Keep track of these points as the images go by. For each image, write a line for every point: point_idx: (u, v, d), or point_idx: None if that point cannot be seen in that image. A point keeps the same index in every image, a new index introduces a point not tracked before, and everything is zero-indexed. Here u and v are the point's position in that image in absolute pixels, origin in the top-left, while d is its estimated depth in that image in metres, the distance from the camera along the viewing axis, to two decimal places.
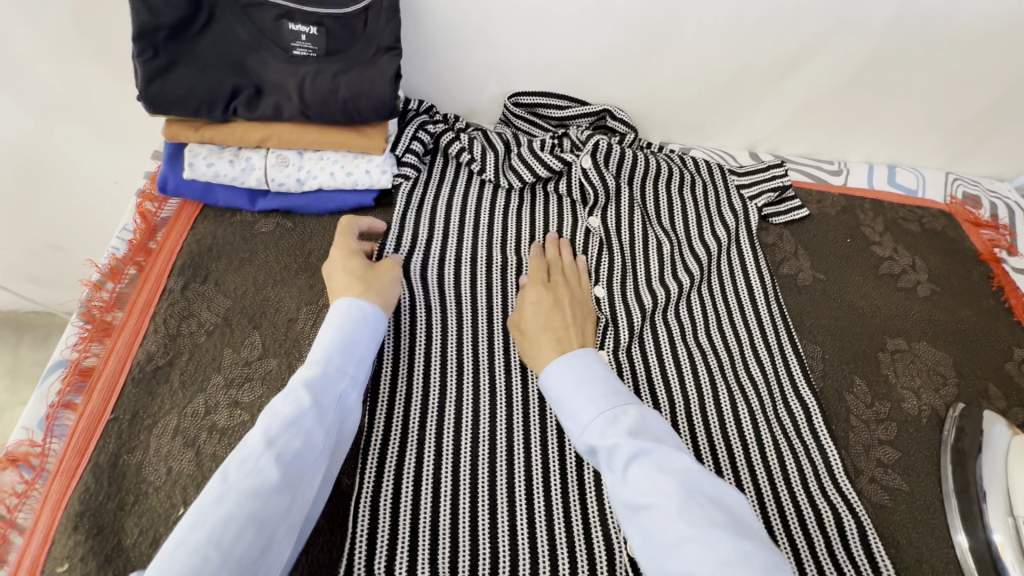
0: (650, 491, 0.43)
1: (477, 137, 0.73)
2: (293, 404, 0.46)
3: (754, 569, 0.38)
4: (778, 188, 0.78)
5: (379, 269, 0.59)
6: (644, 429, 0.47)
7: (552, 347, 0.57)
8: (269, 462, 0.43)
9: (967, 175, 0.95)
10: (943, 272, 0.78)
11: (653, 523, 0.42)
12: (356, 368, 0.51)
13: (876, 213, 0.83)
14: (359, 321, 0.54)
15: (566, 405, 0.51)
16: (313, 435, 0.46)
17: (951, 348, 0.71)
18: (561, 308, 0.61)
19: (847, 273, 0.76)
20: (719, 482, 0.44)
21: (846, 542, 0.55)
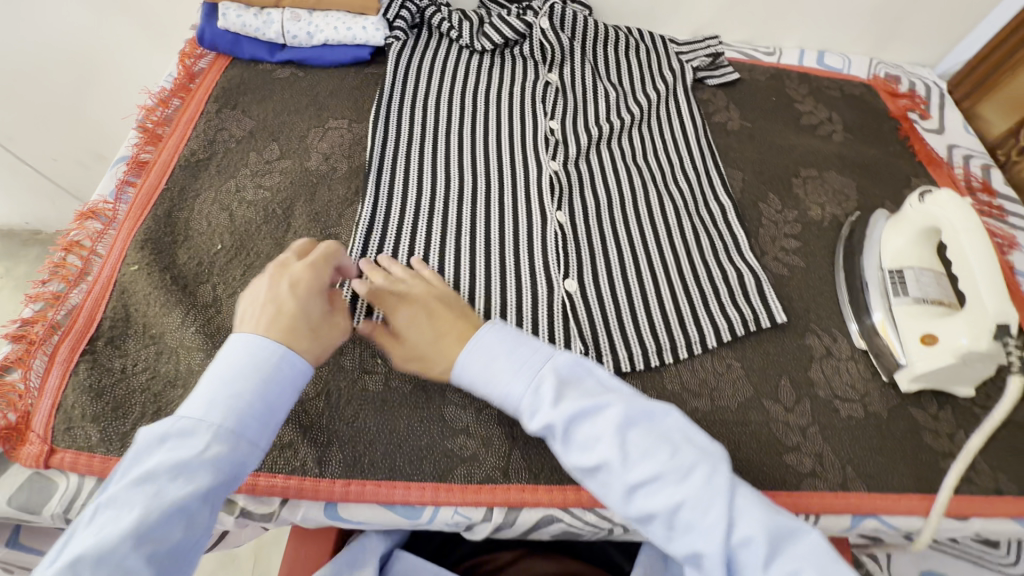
0: (598, 453, 0.47)
1: (455, 12, 0.86)
2: (179, 483, 0.39)
3: (698, 492, 0.44)
4: (712, 55, 0.92)
5: (323, 324, 0.52)
6: (566, 394, 0.49)
7: (457, 343, 0.54)
8: (138, 560, 0.36)
9: (892, 61, 1.07)
10: (857, 124, 0.91)
11: (607, 481, 0.47)
12: (260, 430, 0.45)
13: (801, 81, 0.97)
14: (281, 370, 0.46)
15: (490, 386, 0.51)
16: (197, 519, 0.40)
17: (856, 176, 0.84)
18: (436, 310, 0.56)
19: (771, 122, 0.89)
20: (647, 409, 0.49)
21: (744, 290, 0.68)
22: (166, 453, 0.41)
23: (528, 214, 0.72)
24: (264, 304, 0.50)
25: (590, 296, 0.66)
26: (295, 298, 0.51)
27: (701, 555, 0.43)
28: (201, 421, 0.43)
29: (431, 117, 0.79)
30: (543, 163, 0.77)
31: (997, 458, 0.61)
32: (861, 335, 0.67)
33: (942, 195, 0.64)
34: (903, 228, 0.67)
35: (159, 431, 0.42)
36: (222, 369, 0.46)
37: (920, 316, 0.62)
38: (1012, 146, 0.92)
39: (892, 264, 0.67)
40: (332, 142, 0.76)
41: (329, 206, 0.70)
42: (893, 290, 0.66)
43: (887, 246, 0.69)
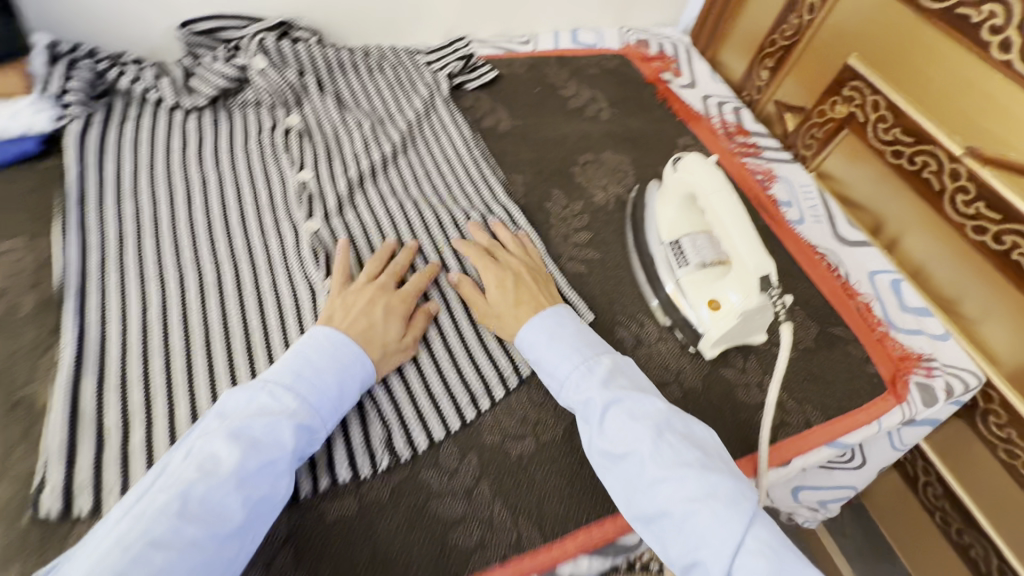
0: (629, 441, 0.50)
1: (149, 68, 0.74)
2: (271, 439, 0.46)
3: (717, 501, 0.46)
4: (464, 58, 0.88)
5: (395, 346, 0.58)
6: (615, 382, 0.55)
7: (529, 312, 0.61)
8: (235, 502, 0.42)
9: (638, 26, 1.11)
10: (619, 97, 0.93)
11: (628, 469, 0.50)
12: (334, 407, 0.51)
13: (560, 66, 0.96)
14: (352, 363, 0.53)
15: (547, 363, 0.57)
16: (281, 479, 0.45)
17: (630, 151, 0.86)
18: (522, 282, 0.64)
19: (540, 115, 0.87)
20: (687, 421, 0.53)
21: None
22: (282, 404, 0.48)
23: (292, 290, 0.62)
24: (358, 315, 0.57)
25: (385, 367, 0.58)
26: (385, 321, 0.58)
27: (701, 563, 0.45)
28: (288, 387, 0.50)
29: (148, 204, 0.65)
30: (299, 225, 0.67)
31: (801, 392, 0.64)
32: (662, 311, 0.67)
33: (691, 162, 0.66)
34: (669, 198, 0.68)
35: (244, 393, 0.48)
36: (313, 356, 0.52)
37: (703, 281, 0.64)
38: (752, 85, 1.00)
39: (671, 236, 0.68)
40: (4, 274, 0.58)
41: (11, 363, 0.53)
42: (676, 262, 0.66)
43: (663, 218, 0.69)
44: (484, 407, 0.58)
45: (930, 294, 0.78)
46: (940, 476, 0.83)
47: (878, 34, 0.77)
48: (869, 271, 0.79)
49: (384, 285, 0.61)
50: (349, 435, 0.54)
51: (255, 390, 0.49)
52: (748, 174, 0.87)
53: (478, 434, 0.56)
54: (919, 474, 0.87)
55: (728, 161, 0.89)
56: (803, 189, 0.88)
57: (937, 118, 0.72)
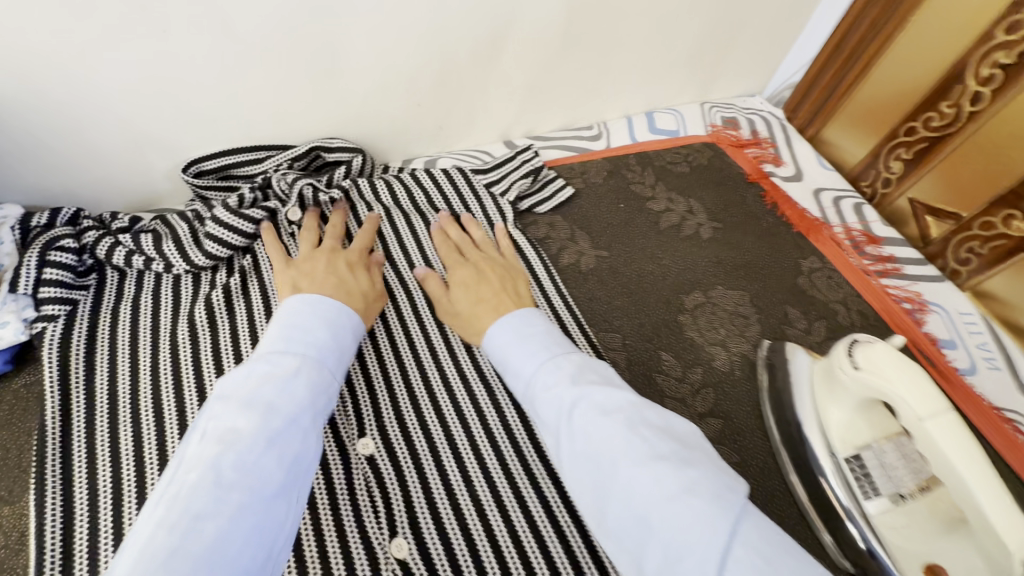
0: (598, 443, 0.39)
1: (148, 231, 0.58)
2: (286, 398, 0.40)
3: (707, 502, 0.34)
4: (531, 173, 0.71)
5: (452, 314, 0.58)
6: (586, 376, 0.44)
7: (490, 314, 0.55)
8: (272, 461, 0.37)
9: (722, 100, 0.94)
10: (719, 206, 0.76)
11: (603, 473, 0.38)
12: (336, 362, 0.47)
13: (643, 167, 0.79)
14: (343, 322, 0.50)
15: (512, 368, 0.48)
16: (311, 434, 0.40)
17: (745, 284, 0.68)
18: (487, 283, 0.58)
19: (628, 241, 0.71)
20: (664, 413, 0.41)
21: None
22: (289, 365, 0.43)
23: (345, 558, 0.46)
24: (327, 278, 0.54)
25: None
26: (353, 275, 0.57)
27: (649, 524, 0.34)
28: (285, 352, 0.44)
29: (154, 434, 0.50)
30: (348, 446, 0.52)
31: None
32: (840, 552, 0.50)
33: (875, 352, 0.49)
34: (840, 397, 0.52)
35: (247, 365, 0.42)
36: (318, 315, 0.49)
37: (908, 525, 0.48)
38: (876, 175, 0.82)
39: (846, 447, 0.52)
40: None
41: None
42: (861, 489, 0.51)
43: (828, 416, 0.53)
44: None
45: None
46: None
47: None
48: None
49: (342, 252, 0.59)
50: (363, 441, 0.52)
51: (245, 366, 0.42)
52: (896, 307, 0.69)
53: None
54: None
55: (869, 289, 0.70)
56: (965, 321, 0.70)
57: None
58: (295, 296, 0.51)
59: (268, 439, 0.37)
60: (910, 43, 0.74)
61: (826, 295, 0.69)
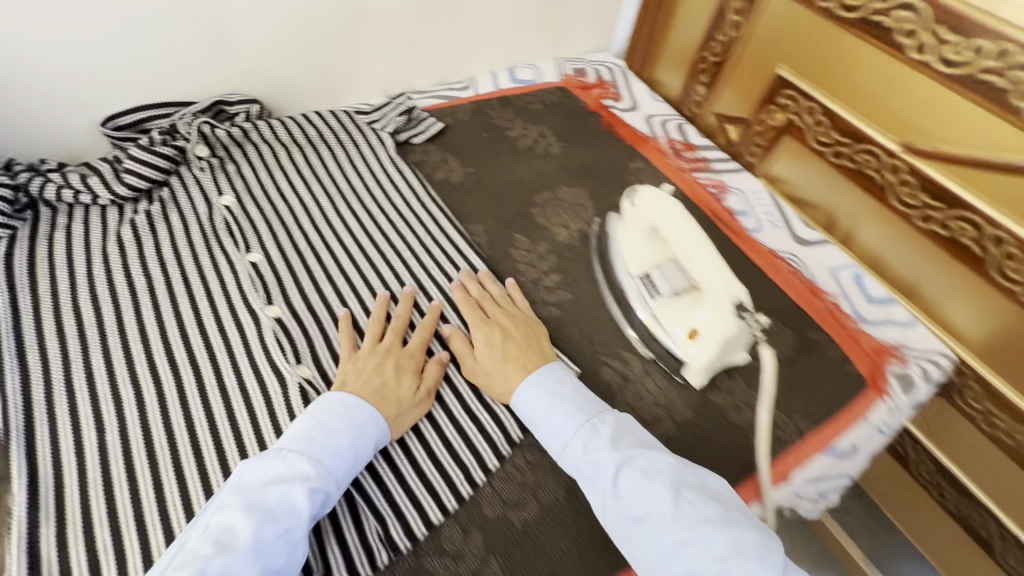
0: (646, 502, 0.49)
1: (74, 172, 0.70)
2: (286, 508, 0.46)
3: (748, 557, 0.43)
4: (405, 113, 0.88)
5: (409, 401, 0.58)
6: (621, 439, 0.54)
7: (518, 372, 0.60)
8: (254, 575, 0.42)
9: (572, 56, 1.13)
10: (566, 130, 0.94)
11: (646, 536, 0.48)
12: (348, 470, 0.52)
13: (504, 106, 0.96)
14: (369, 427, 0.54)
15: (546, 428, 0.56)
16: (297, 547, 0.46)
17: (585, 183, 0.86)
18: (509, 338, 0.64)
19: (490, 160, 0.87)
20: (700, 474, 0.52)
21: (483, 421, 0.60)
22: (296, 476, 0.49)
23: (261, 385, 0.59)
24: (371, 374, 0.59)
25: None
26: (397, 378, 0.59)
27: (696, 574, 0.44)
28: (302, 454, 0.50)
29: (91, 317, 0.61)
30: (259, 312, 0.65)
31: (790, 404, 0.65)
32: (642, 343, 0.67)
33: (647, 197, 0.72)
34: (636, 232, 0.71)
35: (261, 463, 0.49)
36: (330, 414, 0.54)
37: (677, 309, 0.65)
38: (691, 101, 1.02)
39: (639, 270, 0.69)
40: None
41: None
42: (648, 293, 0.68)
43: (629, 252, 0.71)
44: (405, 544, 0.51)
45: (890, 281, 0.81)
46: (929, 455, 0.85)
47: (803, 45, 0.80)
48: (830, 268, 0.82)
49: (393, 348, 0.62)
50: (269, 307, 0.65)
51: (265, 462, 0.50)
52: (702, 190, 0.89)
53: (414, 566, 0.50)
54: None
55: (682, 179, 0.90)
56: (756, 197, 0.91)
57: (863, 113, 0.76)
58: (336, 392, 0.56)
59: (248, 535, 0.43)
60: None
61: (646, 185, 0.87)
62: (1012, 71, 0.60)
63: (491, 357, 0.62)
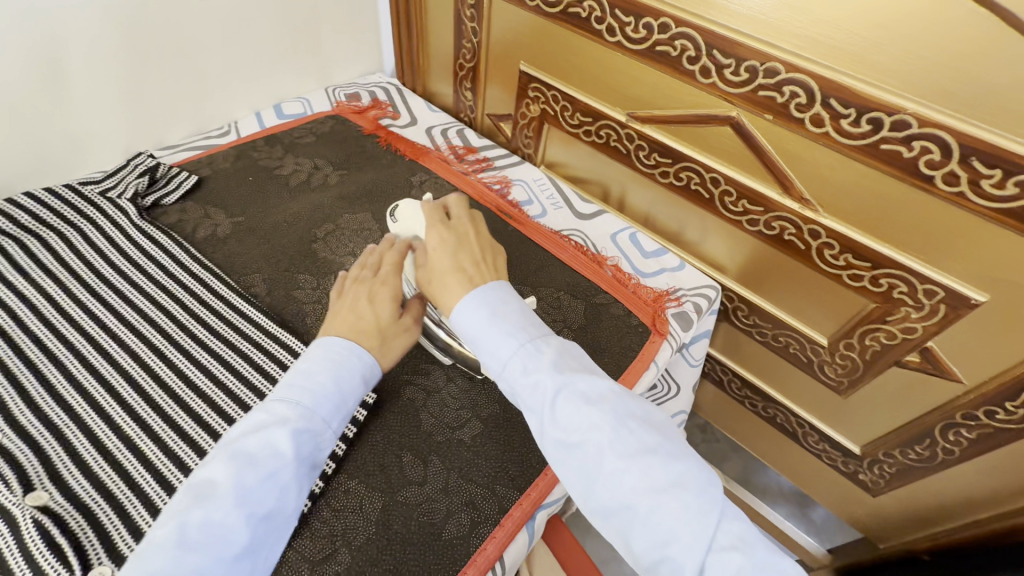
0: (582, 428, 0.46)
1: None
2: (269, 453, 0.46)
3: (684, 491, 0.43)
4: (147, 173, 0.80)
5: (390, 326, 0.58)
6: (564, 363, 0.50)
7: (463, 286, 0.55)
8: (240, 519, 0.43)
9: (344, 82, 1.12)
10: (342, 157, 0.92)
11: (580, 461, 0.45)
12: (334, 411, 0.52)
13: (271, 145, 0.92)
14: (352, 362, 0.54)
15: (483, 346, 0.52)
16: (286, 489, 0.46)
17: (369, 205, 0.85)
18: (466, 245, 0.60)
19: (262, 203, 0.82)
20: (643, 403, 0.49)
21: None
22: (283, 418, 0.49)
23: None
24: (343, 313, 0.58)
25: None
26: (372, 307, 0.58)
27: (630, 508, 0.43)
28: (289, 399, 0.50)
29: None
30: None
31: None
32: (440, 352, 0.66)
33: (407, 210, 0.68)
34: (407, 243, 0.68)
35: (253, 414, 0.50)
36: (316, 362, 0.53)
37: None
38: (464, 105, 1.07)
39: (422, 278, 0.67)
40: None
41: None
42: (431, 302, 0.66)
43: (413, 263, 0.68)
44: None
45: (662, 234, 0.91)
46: (735, 372, 0.97)
47: (531, 41, 0.87)
48: (610, 235, 0.89)
49: (366, 276, 0.61)
50: None
51: (254, 415, 0.50)
52: (485, 189, 0.92)
53: None
54: (722, 375, 1.01)
55: (466, 184, 0.93)
56: (538, 184, 0.96)
57: (593, 92, 0.84)
58: (317, 339, 0.55)
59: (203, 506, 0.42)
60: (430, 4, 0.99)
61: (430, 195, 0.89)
62: (676, 39, 0.69)
63: (446, 261, 0.57)
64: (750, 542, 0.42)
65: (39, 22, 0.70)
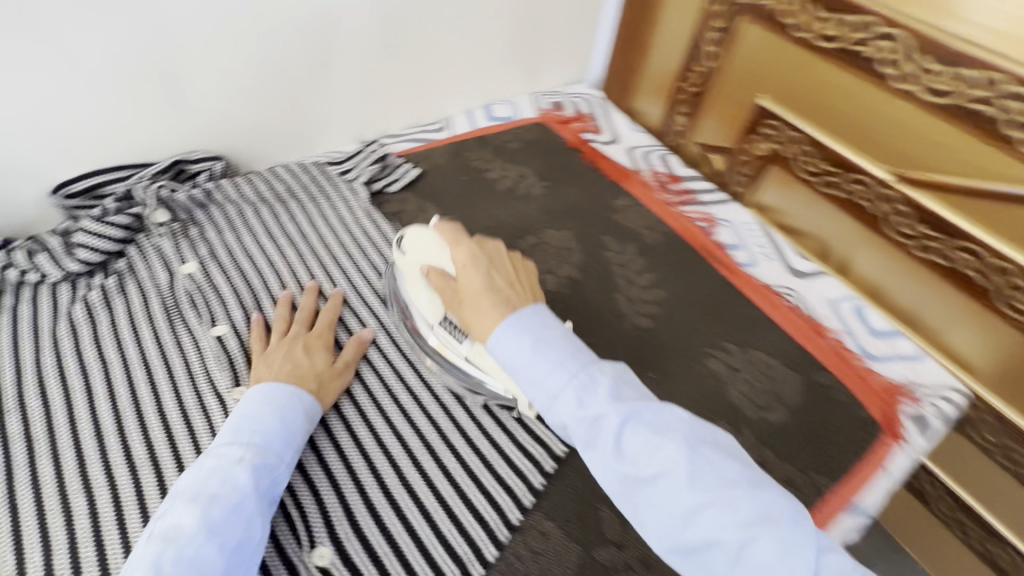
0: (658, 462, 0.41)
1: (20, 249, 0.65)
2: (228, 488, 0.46)
3: (778, 524, 0.39)
4: (379, 162, 0.85)
5: (328, 373, 0.60)
6: (623, 392, 0.45)
7: (491, 308, 0.51)
8: (210, 551, 0.43)
9: (550, 87, 1.10)
10: (547, 168, 0.91)
11: (655, 498, 0.41)
12: (285, 447, 0.52)
13: (481, 146, 0.93)
14: (293, 404, 0.54)
15: (528, 378, 0.47)
16: (255, 518, 0.46)
17: (571, 224, 0.83)
18: (495, 262, 0.56)
19: (472, 204, 0.84)
20: (710, 427, 0.45)
21: (486, 494, 0.55)
22: (240, 454, 0.49)
23: None
24: (283, 363, 0.58)
25: None
26: (309, 357, 0.60)
27: (719, 545, 0.39)
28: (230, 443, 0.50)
29: (39, 417, 0.56)
30: (226, 396, 0.59)
31: (802, 457, 0.61)
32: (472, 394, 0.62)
33: (415, 240, 0.63)
34: (412, 277, 0.64)
35: (196, 464, 0.49)
36: (247, 414, 0.52)
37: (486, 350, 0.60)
38: (673, 130, 1.00)
39: (436, 315, 0.63)
40: None
41: None
42: (452, 337, 0.61)
43: (422, 300, 0.64)
44: None
45: (897, 316, 0.77)
46: (948, 489, 0.81)
47: (782, 75, 0.79)
48: (830, 300, 0.79)
49: (298, 333, 0.62)
50: (237, 389, 0.60)
51: (205, 460, 0.49)
52: (692, 225, 0.85)
53: None
54: (925, 485, 0.84)
55: (670, 215, 0.86)
56: (746, 229, 0.88)
57: (851, 142, 0.74)
58: (255, 386, 0.55)
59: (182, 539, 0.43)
60: (668, 21, 0.94)
61: (635, 223, 0.84)
62: (1001, 99, 0.59)
63: (477, 286, 0.53)
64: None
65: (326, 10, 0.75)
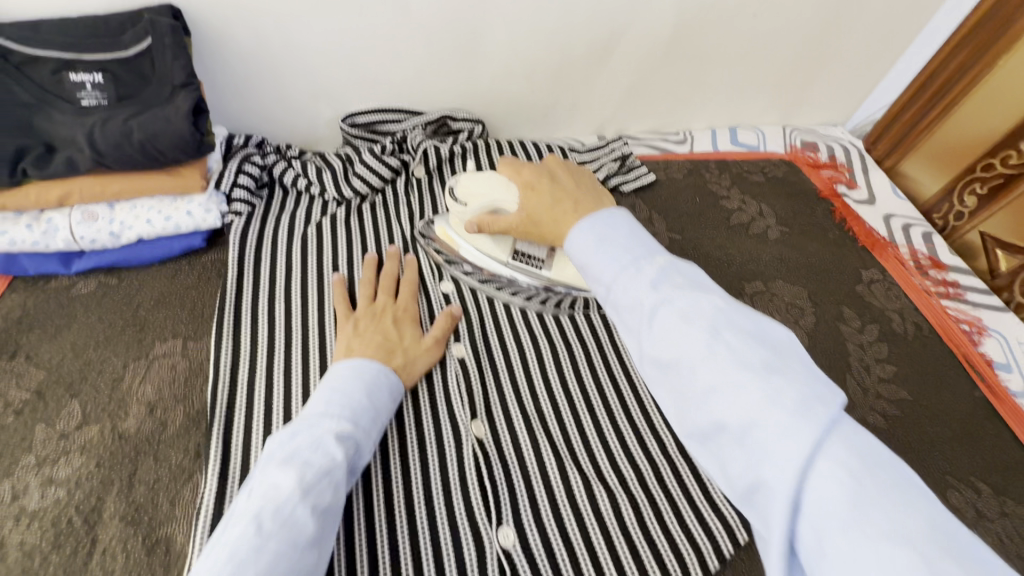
0: (723, 378, 0.35)
1: (311, 161, 0.73)
2: (322, 454, 0.43)
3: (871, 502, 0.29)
4: (619, 159, 0.82)
5: (415, 346, 0.59)
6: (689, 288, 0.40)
7: (569, 215, 0.51)
8: (305, 512, 0.40)
9: (804, 125, 0.99)
10: (787, 213, 0.83)
11: (718, 418, 0.35)
12: (371, 419, 0.49)
13: (721, 170, 0.88)
14: (381, 380, 0.52)
15: (596, 272, 0.44)
16: (341, 487, 0.43)
17: (807, 282, 0.75)
18: (559, 183, 0.56)
19: (700, 228, 0.79)
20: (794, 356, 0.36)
21: (674, 546, 0.51)
22: (334, 421, 0.46)
23: (437, 432, 0.56)
24: (376, 334, 0.57)
25: None
26: (397, 329, 0.59)
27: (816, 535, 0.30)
28: (322, 413, 0.47)
29: (298, 310, 0.62)
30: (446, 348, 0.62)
31: None
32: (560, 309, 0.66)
33: (467, 187, 0.63)
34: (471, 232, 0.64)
35: (294, 425, 0.45)
36: (328, 383, 0.50)
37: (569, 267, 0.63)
38: (949, 209, 0.86)
39: (507, 251, 0.64)
40: (159, 382, 0.56)
41: (155, 493, 0.50)
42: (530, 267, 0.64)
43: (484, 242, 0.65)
44: None
45: None
46: None
47: None
48: None
49: (384, 303, 0.61)
50: (455, 345, 0.62)
51: (299, 422, 0.46)
52: (954, 326, 0.73)
53: None
54: None
55: (928, 305, 0.74)
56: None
57: None
58: (337, 362, 0.53)
59: (279, 495, 0.39)
60: (997, 85, 0.78)
61: (883, 303, 0.74)
62: None
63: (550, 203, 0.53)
64: (880, 462, 0.31)
65: (628, 1, 0.73)
